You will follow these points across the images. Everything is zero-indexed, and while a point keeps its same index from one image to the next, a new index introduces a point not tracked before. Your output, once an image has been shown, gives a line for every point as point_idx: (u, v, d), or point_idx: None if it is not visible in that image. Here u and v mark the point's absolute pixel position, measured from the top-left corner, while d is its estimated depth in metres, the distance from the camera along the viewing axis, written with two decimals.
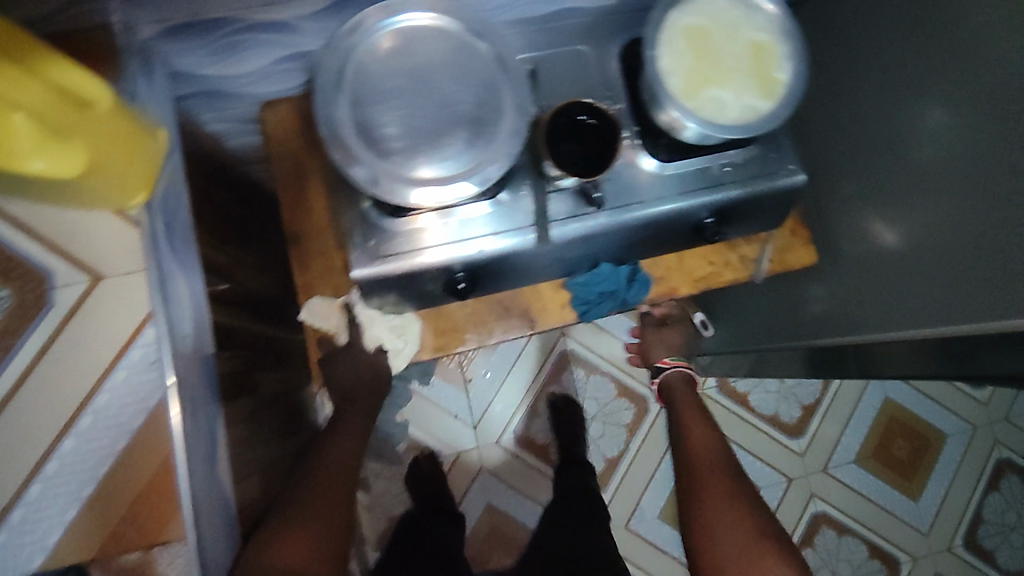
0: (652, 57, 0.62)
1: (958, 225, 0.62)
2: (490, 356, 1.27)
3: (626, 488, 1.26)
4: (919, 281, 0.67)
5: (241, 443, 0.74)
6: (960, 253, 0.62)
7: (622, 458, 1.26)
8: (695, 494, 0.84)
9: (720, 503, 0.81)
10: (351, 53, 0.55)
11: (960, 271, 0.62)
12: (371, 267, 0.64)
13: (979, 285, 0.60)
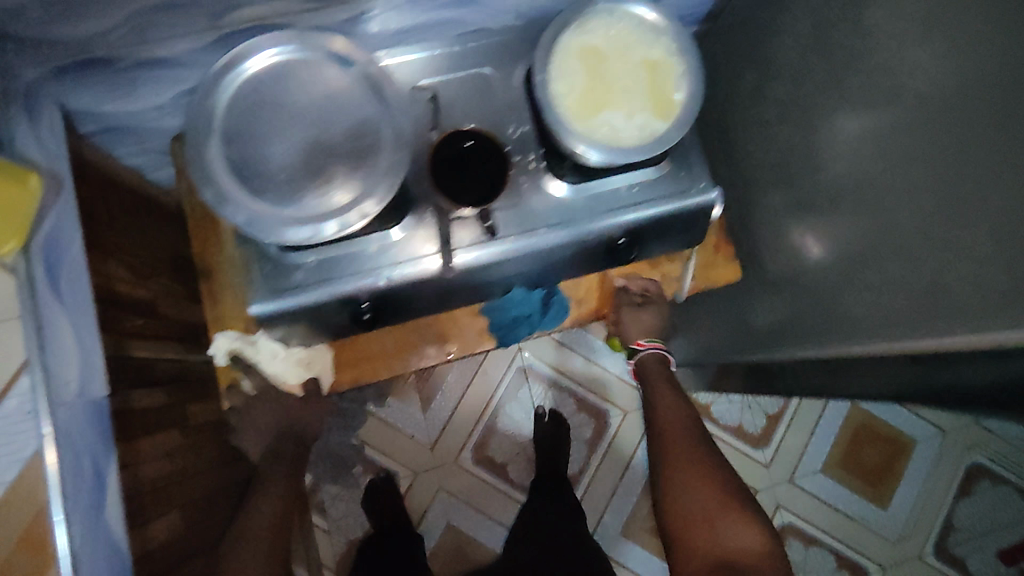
0: (546, 79, 0.60)
1: (878, 237, 0.59)
2: (446, 375, 1.25)
3: (597, 490, 1.25)
4: (854, 290, 0.63)
5: (156, 480, 0.73)
6: (872, 268, 0.60)
7: (586, 469, 1.25)
8: (674, 464, 0.83)
9: (691, 467, 0.82)
10: (224, 89, 0.54)
11: (887, 281, 0.58)
12: (270, 301, 0.63)
13: (900, 301, 0.56)
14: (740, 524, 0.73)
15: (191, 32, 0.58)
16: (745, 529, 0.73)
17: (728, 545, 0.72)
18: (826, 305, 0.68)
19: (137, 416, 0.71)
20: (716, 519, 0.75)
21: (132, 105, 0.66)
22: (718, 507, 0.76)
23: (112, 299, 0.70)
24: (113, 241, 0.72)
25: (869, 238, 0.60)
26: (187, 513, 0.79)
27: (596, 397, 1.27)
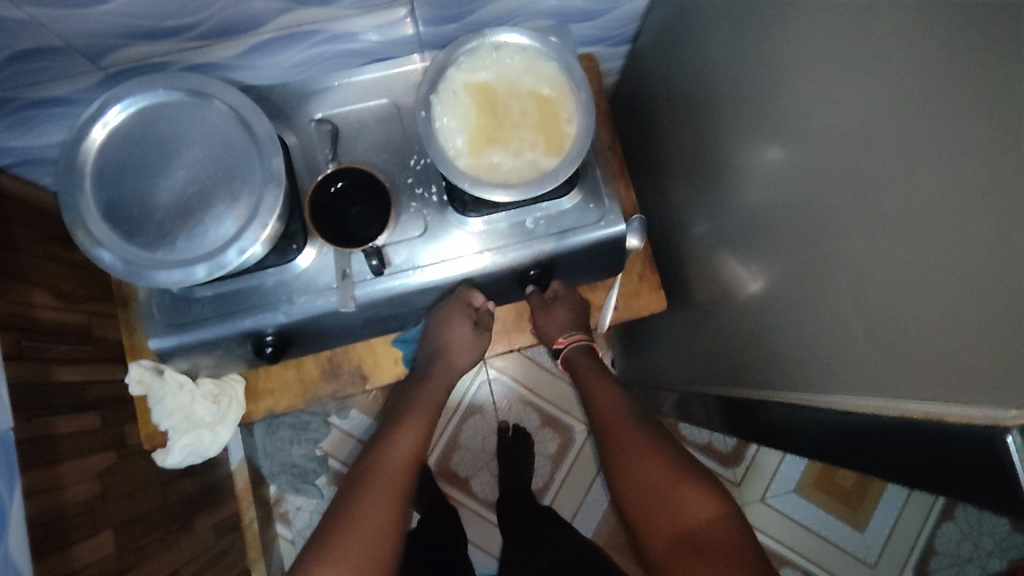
0: (430, 118, 0.60)
1: (789, 274, 0.55)
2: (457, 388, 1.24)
3: (567, 488, 1.24)
4: (772, 329, 0.60)
5: (87, 500, 0.75)
6: (787, 307, 0.56)
7: (554, 479, 1.24)
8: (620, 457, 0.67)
9: (636, 446, 0.67)
10: (94, 136, 0.55)
11: (801, 324, 0.54)
12: (168, 337, 0.64)
13: (813, 346, 0.53)
14: (696, 489, 0.60)
15: (76, 73, 0.59)
16: (692, 495, 0.60)
17: (686, 516, 0.59)
18: (753, 342, 0.65)
19: (62, 441, 0.73)
20: (670, 495, 0.61)
21: (41, 142, 0.68)
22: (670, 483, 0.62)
23: (33, 327, 0.72)
24: (34, 271, 0.75)
25: (779, 274, 0.57)
26: (121, 532, 0.79)
27: (560, 413, 1.26)
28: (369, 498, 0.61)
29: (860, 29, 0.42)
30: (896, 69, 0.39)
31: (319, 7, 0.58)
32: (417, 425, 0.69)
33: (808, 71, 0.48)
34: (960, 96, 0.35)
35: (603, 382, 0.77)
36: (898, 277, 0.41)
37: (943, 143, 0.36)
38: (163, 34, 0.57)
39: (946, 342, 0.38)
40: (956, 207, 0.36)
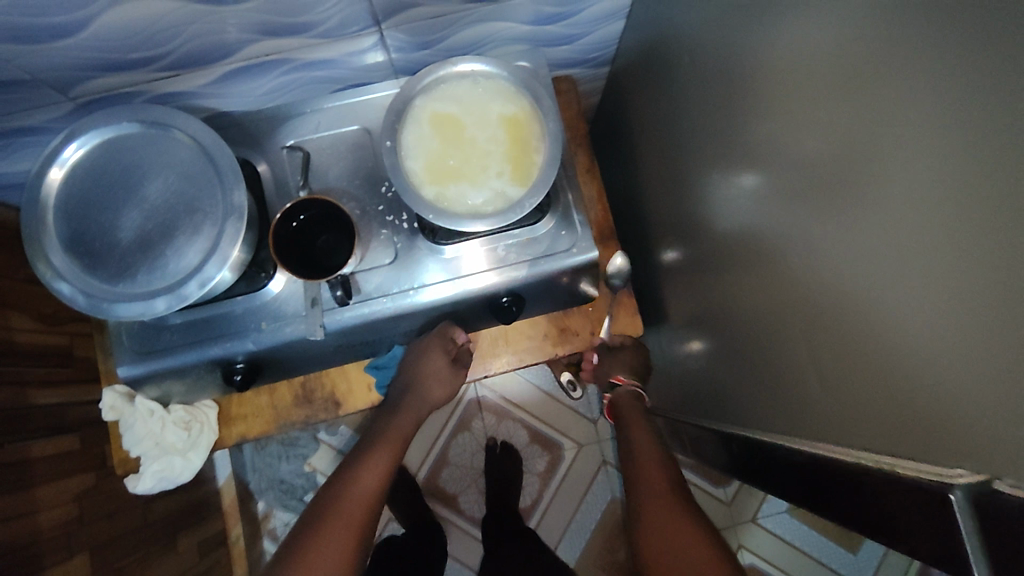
0: (396, 148, 0.59)
1: (757, 309, 0.54)
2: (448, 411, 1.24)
3: (554, 508, 1.22)
4: (744, 362, 0.59)
5: (61, 525, 0.74)
6: (756, 342, 0.56)
7: (541, 497, 1.23)
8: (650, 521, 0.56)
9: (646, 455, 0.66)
10: (55, 170, 0.55)
11: (771, 360, 0.53)
12: (137, 365, 0.64)
13: (782, 384, 0.52)
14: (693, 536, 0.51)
15: (43, 103, 0.59)
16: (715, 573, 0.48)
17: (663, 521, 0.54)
18: (726, 372, 0.64)
19: (38, 464, 0.73)
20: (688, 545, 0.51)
21: (15, 168, 0.68)
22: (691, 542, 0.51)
23: (11, 350, 0.73)
24: (12, 294, 0.75)
25: (749, 306, 0.56)
26: (97, 554, 0.79)
27: (550, 431, 1.25)
28: (318, 547, 0.57)
29: (818, 69, 0.41)
30: (851, 111, 0.38)
31: (288, 37, 0.59)
32: (382, 465, 0.66)
33: (773, 107, 0.47)
34: (908, 143, 0.34)
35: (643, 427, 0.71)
36: (858, 325, 0.40)
37: (894, 191, 0.35)
38: (131, 65, 0.57)
39: (901, 394, 0.37)
40: (907, 257, 0.35)
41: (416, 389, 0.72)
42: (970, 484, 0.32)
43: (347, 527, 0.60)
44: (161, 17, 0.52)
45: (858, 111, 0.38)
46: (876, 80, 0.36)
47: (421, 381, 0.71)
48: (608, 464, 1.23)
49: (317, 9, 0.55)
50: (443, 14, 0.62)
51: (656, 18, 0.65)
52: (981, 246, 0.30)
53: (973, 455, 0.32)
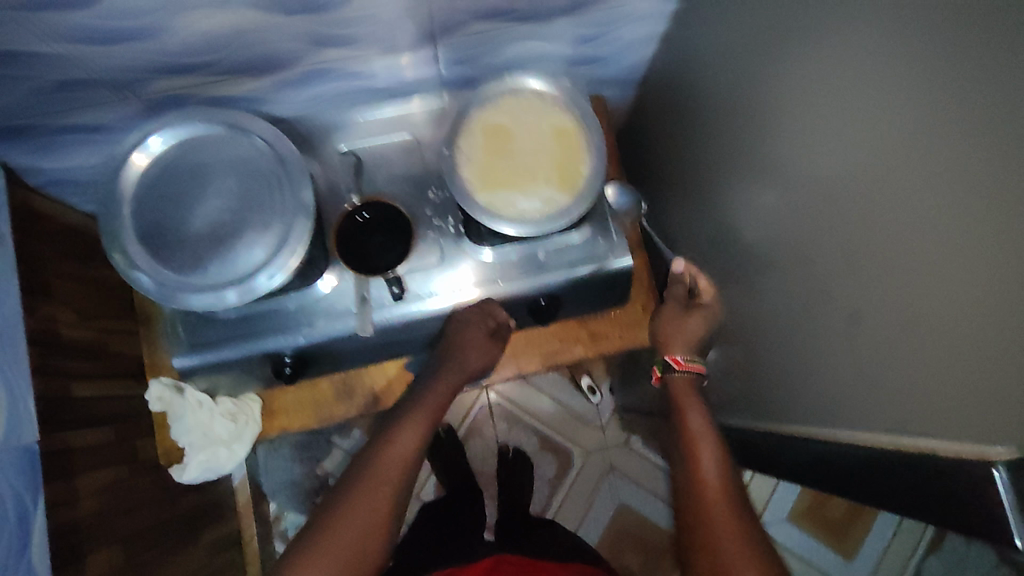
0: (451, 156, 0.64)
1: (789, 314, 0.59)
2: (463, 415, 1.27)
3: (569, 501, 1.26)
4: (776, 367, 0.63)
5: (102, 515, 0.76)
6: (786, 345, 0.60)
7: (557, 490, 1.26)
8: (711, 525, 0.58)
9: (737, 559, 0.55)
10: (136, 161, 0.58)
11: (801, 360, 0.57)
12: (192, 357, 0.66)
13: (814, 383, 0.56)
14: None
15: (112, 103, 0.62)
16: None
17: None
18: (756, 374, 0.68)
19: (81, 454, 0.74)
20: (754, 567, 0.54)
21: (70, 164, 0.70)
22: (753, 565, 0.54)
23: (56, 343, 0.73)
24: (59, 288, 0.75)
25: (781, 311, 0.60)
26: (131, 546, 0.80)
27: (561, 437, 1.28)
28: (358, 494, 0.62)
29: (846, 97, 0.45)
30: (879, 135, 0.42)
31: (350, 49, 0.62)
32: (417, 426, 0.68)
33: (807, 128, 0.51)
34: (929, 166, 0.38)
35: (724, 500, 0.60)
36: (894, 328, 0.44)
37: (919, 206, 0.40)
38: (199, 69, 0.59)
39: (941, 384, 0.41)
40: (934, 265, 0.39)
41: (457, 357, 0.73)
42: (1009, 460, 0.38)
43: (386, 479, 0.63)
44: (231, 29, 0.54)
45: (883, 137, 0.42)
46: (897, 110, 0.40)
47: (458, 352, 0.72)
48: (614, 471, 1.27)
49: (383, 25, 0.59)
50: (492, 31, 0.64)
51: (689, 42, 0.70)
52: (1003, 256, 0.34)
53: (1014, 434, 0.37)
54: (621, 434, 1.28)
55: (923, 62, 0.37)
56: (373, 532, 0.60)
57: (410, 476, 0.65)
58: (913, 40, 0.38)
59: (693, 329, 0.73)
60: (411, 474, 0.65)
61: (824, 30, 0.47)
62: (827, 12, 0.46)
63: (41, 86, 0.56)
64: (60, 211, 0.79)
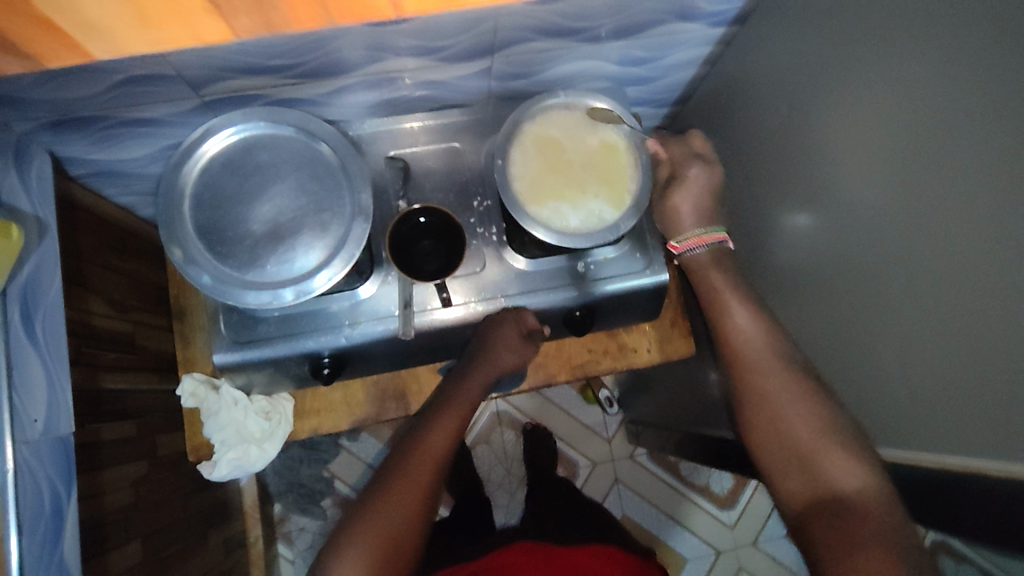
0: (504, 166, 0.65)
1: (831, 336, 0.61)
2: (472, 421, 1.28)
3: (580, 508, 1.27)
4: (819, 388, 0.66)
5: (125, 509, 0.75)
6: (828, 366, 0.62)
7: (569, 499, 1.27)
8: (764, 402, 0.64)
9: (792, 416, 0.62)
10: (196, 158, 0.59)
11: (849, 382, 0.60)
12: (232, 352, 0.66)
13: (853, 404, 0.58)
14: (860, 517, 0.54)
15: (173, 99, 0.62)
16: (838, 463, 0.58)
17: (816, 488, 0.59)
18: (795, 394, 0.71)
19: (106, 447, 0.73)
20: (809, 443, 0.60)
21: (117, 155, 0.70)
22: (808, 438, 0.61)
23: (88, 334, 0.72)
24: (93, 276, 0.74)
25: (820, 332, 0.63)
26: (150, 541, 0.79)
27: (567, 447, 1.29)
28: (383, 505, 0.59)
29: (910, 133, 0.48)
30: (947, 174, 0.45)
31: (413, 58, 0.63)
32: (450, 427, 0.64)
33: (860, 157, 0.54)
34: (1002, 208, 0.41)
35: (773, 361, 0.65)
36: (952, 355, 0.46)
37: (981, 243, 0.43)
38: (265, 71, 0.60)
39: (994, 410, 0.44)
40: (994, 299, 0.42)
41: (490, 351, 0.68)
42: None
43: (415, 483, 0.60)
44: (313, 36, 0.55)
45: (947, 175, 0.45)
46: (967, 152, 0.43)
47: (491, 352, 0.68)
48: (618, 483, 1.29)
49: (451, 38, 0.60)
50: (549, 50, 0.67)
51: (737, 69, 0.72)
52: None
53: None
54: (626, 446, 1.30)
55: (1007, 113, 0.40)
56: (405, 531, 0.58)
57: (442, 477, 0.62)
58: (988, 88, 0.41)
59: (684, 212, 0.71)
60: (444, 473, 0.63)
61: (885, 66, 0.50)
62: (895, 49, 0.48)
63: (110, 81, 0.56)
64: (98, 201, 0.79)
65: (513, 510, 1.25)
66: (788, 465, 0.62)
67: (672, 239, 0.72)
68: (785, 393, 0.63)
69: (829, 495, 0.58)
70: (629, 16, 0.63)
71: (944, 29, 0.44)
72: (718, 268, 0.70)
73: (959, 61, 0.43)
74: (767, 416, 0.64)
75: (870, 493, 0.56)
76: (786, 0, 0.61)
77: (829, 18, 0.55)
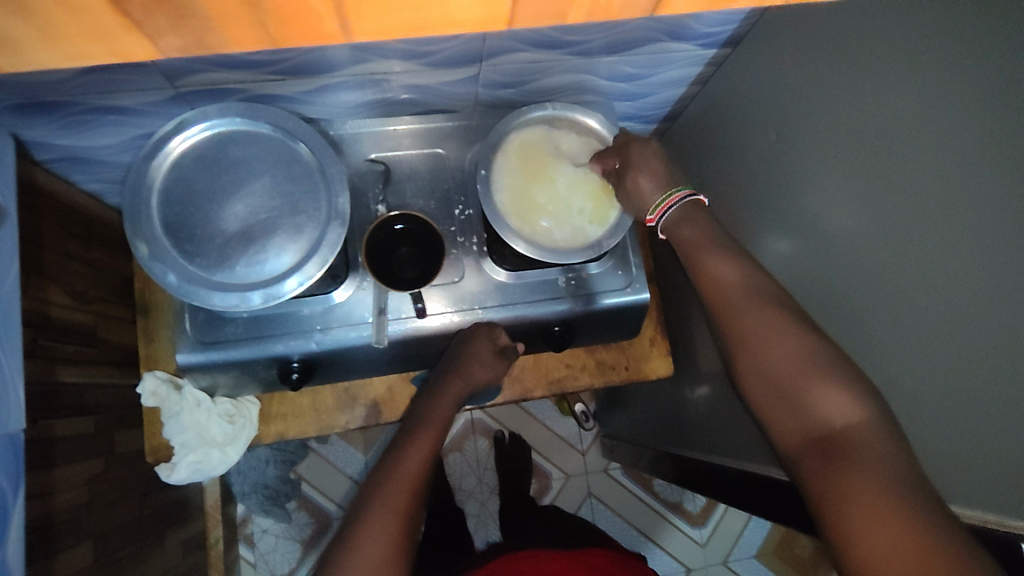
0: (487, 176, 0.65)
1: None
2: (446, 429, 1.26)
3: None
4: None
5: (78, 509, 0.73)
6: None
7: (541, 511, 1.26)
8: (746, 341, 0.53)
9: (775, 355, 0.51)
10: (167, 151, 0.57)
11: None
12: (197, 353, 0.64)
13: None
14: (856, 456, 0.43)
15: (147, 89, 0.60)
16: (838, 400, 0.47)
17: (810, 431, 0.48)
18: None
19: (59, 444, 0.70)
20: (802, 382, 0.49)
21: (87, 142, 0.67)
22: (799, 374, 0.49)
23: (45, 325, 0.69)
24: (53, 266, 0.71)
25: None
26: (102, 543, 0.77)
27: (540, 458, 1.28)
28: (362, 539, 0.54)
29: (895, 169, 0.48)
30: (928, 214, 0.45)
31: (400, 60, 0.61)
32: (426, 447, 0.62)
33: (844, 189, 0.54)
34: (983, 252, 0.41)
35: (751, 297, 0.54)
36: (930, 394, 0.46)
37: (961, 284, 0.43)
38: (246, 65, 0.58)
39: (969, 451, 0.44)
40: (971, 341, 0.42)
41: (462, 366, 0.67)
42: None
43: (392, 511, 0.56)
44: None
45: (930, 214, 0.45)
46: (950, 192, 0.43)
47: (463, 368, 0.67)
48: (592, 496, 1.28)
49: (440, 43, 0.59)
50: (539, 61, 0.66)
51: (727, 91, 0.72)
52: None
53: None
54: (600, 460, 1.30)
55: (990, 158, 0.40)
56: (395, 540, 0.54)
57: (419, 503, 0.59)
58: (973, 130, 0.41)
59: (648, 190, 0.62)
60: (421, 500, 0.59)
61: (874, 99, 0.49)
62: (884, 82, 0.48)
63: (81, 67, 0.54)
64: (65, 187, 0.76)
65: (483, 521, 1.24)
66: (779, 410, 0.50)
67: (648, 212, 0.62)
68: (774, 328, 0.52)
69: (819, 435, 0.47)
70: (620, 33, 0.63)
71: (934, 68, 0.44)
72: (692, 222, 0.59)
73: (947, 101, 0.43)
74: (749, 356, 0.53)
75: (867, 427, 0.45)
76: (780, 26, 0.61)
77: (821, 47, 0.55)
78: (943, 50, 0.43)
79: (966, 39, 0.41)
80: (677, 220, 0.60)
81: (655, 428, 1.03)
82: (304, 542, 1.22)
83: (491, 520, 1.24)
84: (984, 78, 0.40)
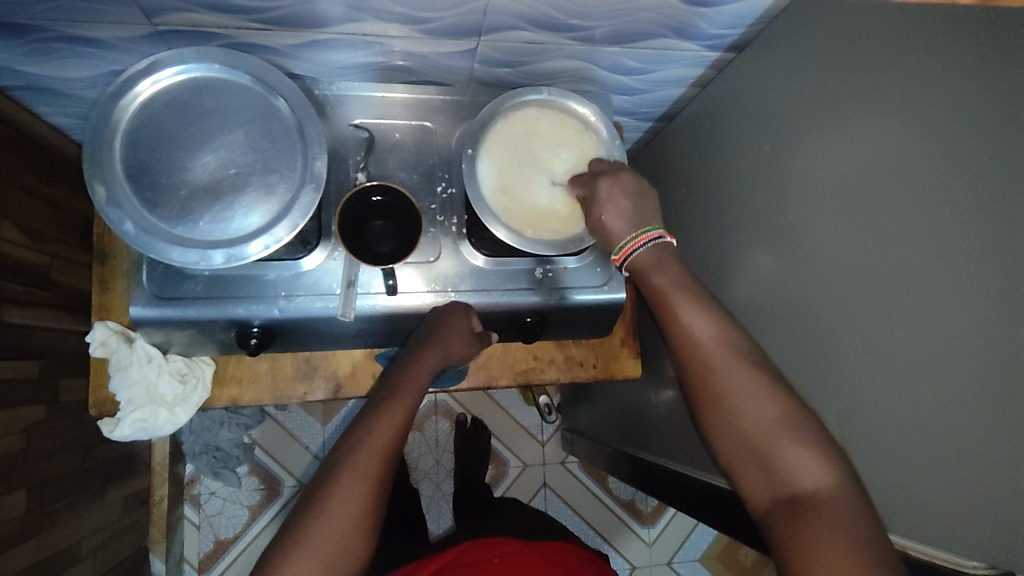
0: (473, 155, 0.62)
1: None
2: None
3: None
4: None
5: (13, 456, 0.69)
6: None
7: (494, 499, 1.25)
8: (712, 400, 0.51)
9: (752, 418, 0.49)
10: (137, 92, 0.54)
11: None
12: (151, 307, 0.61)
13: None
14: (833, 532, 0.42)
15: (120, 21, 0.56)
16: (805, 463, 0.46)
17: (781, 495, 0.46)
18: None
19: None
20: (772, 445, 0.47)
21: (52, 71, 0.63)
22: (768, 436, 0.48)
23: None
24: (7, 200, 0.67)
25: None
26: (36, 493, 0.74)
27: (500, 445, 1.28)
28: (331, 505, 0.50)
29: (883, 195, 0.47)
30: (914, 243, 0.44)
31: (398, 25, 0.59)
32: (397, 418, 0.56)
33: (831, 210, 0.53)
34: (966, 289, 0.40)
35: (731, 355, 0.51)
36: (897, 426, 0.46)
37: (937, 317, 0.42)
38: (228, 9, 0.54)
39: (925, 484, 0.44)
40: (941, 378, 0.42)
41: (441, 338, 0.63)
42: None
43: (366, 482, 0.51)
44: None
45: (913, 244, 0.44)
46: (933, 225, 0.42)
47: (442, 337, 0.63)
48: (547, 487, 1.28)
49: (440, 11, 0.56)
50: (539, 43, 0.64)
51: (728, 96, 0.70)
52: (1011, 387, 0.37)
53: (986, 551, 0.40)
54: (558, 452, 1.30)
55: (985, 195, 0.39)
56: (357, 523, 0.50)
57: (390, 477, 0.54)
58: (965, 163, 0.40)
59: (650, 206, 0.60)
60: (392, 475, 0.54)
61: (874, 121, 0.48)
62: (887, 103, 0.47)
63: None
64: (28, 119, 0.71)
65: (436, 502, 1.23)
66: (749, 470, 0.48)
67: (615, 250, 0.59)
68: (738, 384, 0.50)
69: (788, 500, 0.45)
70: (625, 23, 0.60)
71: (936, 96, 0.43)
72: (661, 266, 0.56)
73: (944, 131, 0.42)
74: (721, 416, 0.51)
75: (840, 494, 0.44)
76: (786, 36, 0.59)
77: (826, 61, 0.53)
78: (949, 77, 0.42)
79: (972, 68, 0.40)
80: (644, 258, 0.57)
81: (617, 427, 1.02)
82: (252, 508, 1.20)
83: (443, 501, 1.23)
84: (983, 112, 0.39)
